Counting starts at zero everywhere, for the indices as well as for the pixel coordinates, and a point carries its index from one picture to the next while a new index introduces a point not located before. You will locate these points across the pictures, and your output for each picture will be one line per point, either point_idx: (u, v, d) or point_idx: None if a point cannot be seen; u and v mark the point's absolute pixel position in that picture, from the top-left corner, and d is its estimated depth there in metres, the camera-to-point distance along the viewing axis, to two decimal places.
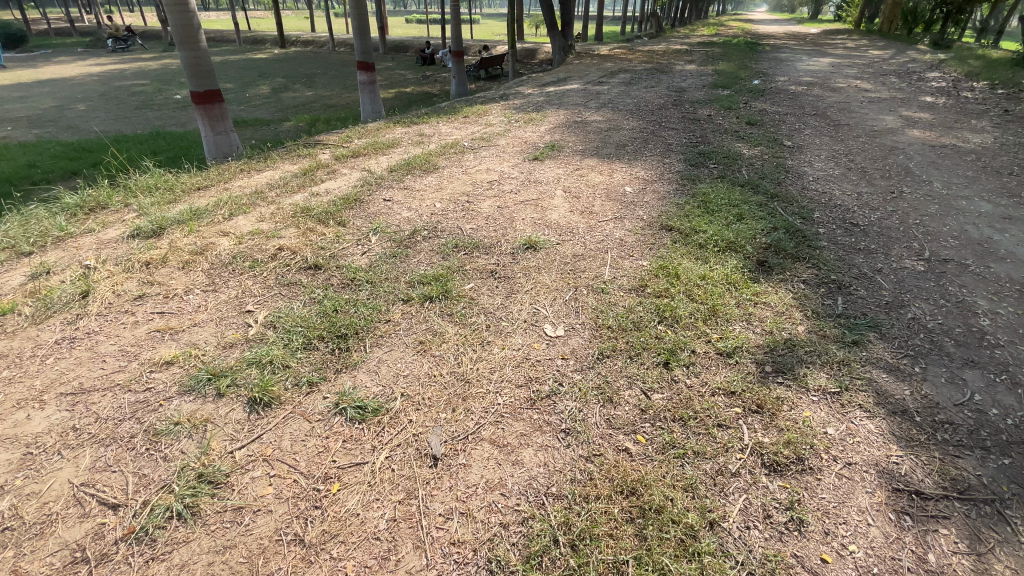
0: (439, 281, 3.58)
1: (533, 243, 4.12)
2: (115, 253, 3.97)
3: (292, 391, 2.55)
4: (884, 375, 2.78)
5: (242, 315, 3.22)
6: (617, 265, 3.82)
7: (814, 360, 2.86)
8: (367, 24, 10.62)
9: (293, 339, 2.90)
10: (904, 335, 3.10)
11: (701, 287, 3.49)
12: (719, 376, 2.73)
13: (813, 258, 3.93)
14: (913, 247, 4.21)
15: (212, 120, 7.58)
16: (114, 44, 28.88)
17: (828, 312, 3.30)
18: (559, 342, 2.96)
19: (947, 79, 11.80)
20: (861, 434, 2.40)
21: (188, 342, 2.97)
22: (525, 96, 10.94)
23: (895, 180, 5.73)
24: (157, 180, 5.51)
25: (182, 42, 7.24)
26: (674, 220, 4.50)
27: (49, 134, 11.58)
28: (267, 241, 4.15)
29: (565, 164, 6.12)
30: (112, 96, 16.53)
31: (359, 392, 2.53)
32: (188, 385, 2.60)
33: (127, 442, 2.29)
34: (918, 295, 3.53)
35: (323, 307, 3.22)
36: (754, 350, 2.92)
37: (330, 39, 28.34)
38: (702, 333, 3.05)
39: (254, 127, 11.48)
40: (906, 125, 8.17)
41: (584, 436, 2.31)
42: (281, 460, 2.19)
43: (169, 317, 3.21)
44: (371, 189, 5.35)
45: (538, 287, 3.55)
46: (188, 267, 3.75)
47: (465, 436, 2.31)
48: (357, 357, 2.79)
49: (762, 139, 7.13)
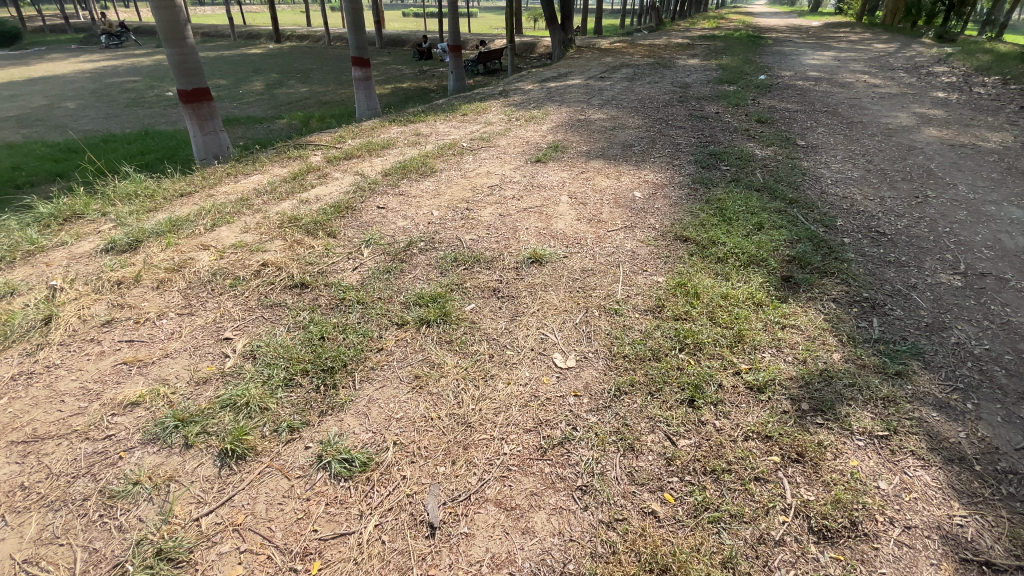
0: (436, 301, 3.27)
1: (538, 256, 3.81)
2: (85, 270, 3.65)
3: (270, 438, 2.26)
4: (934, 414, 2.48)
5: (219, 344, 2.92)
6: (630, 282, 3.52)
7: (854, 395, 2.56)
8: (362, 18, 10.25)
9: (273, 375, 2.60)
10: (951, 365, 2.81)
11: (724, 308, 3.18)
12: (752, 417, 2.43)
13: (842, 272, 3.63)
14: (947, 259, 3.91)
15: (201, 120, 7.23)
16: (106, 40, 28.35)
17: (865, 337, 3.00)
18: (570, 375, 2.66)
19: (957, 73, 11.49)
20: (918, 489, 2.11)
21: (157, 378, 2.67)
22: (525, 93, 10.57)
23: (918, 183, 5.42)
24: (138, 186, 5.18)
25: (167, 39, 6.87)
26: (690, 230, 4.19)
27: (36, 134, 11.22)
28: (251, 256, 3.83)
29: (569, 168, 5.79)
30: (102, 93, 16.11)
31: (346, 441, 2.23)
32: (153, 433, 2.30)
33: (79, 507, 2.02)
34: (959, 316, 3.23)
35: (309, 335, 2.91)
36: (788, 384, 2.62)
37: (325, 32, 27.82)
38: (729, 363, 2.75)
39: (246, 126, 11.09)
40: (921, 123, 7.86)
41: (603, 495, 2.03)
42: (254, 530, 1.90)
43: (138, 347, 2.91)
44: (364, 195, 5.02)
45: (545, 307, 3.25)
46: (163, 287, 3.44)
47: (467, 496, 2.01)
48: (344, 397, 2.48)
49: (775, 139, 6.81)
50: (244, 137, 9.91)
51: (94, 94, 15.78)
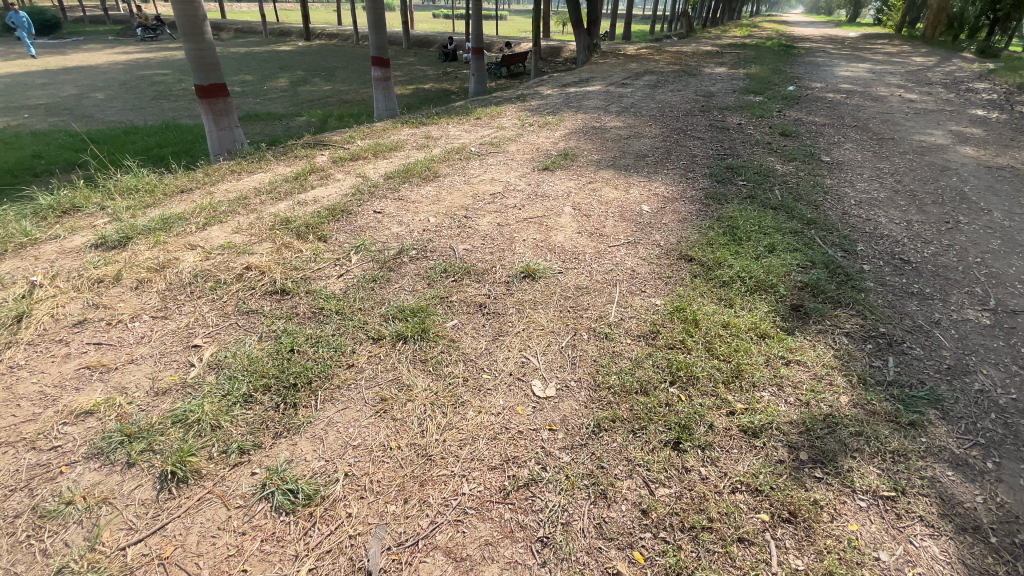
0: (416, 316, 3.10)
1: (531, 270, 3.62)
2: (69, 266, 3.60)
3: (216, 460, 2.12)
4: (948, 473, 2.23)
5: (186, 351, 2.80)
6: (626, 303, 3.31)
7: (860, 447, 2.32)
8: (382, 19, 10.21)
9: (233, 389, 2.46)
10: (972, 416, 2.53)
11: (724, 338, 2.95)
12: (742, 465, 2.20)
13: (858, 303, 3.36)
14: (976, 293, 3.59)
15: (216, 115, 7.22)
16: (143, 33, 29.16)
17: (877, 379, 2.74)
18: (547, 407, 2.46)
19: (999, 90, 10.94)
20: (923, 563, 1.87)
21: (116, 386, 2.56)
22: (543, 98, 10.38)
23: (949, 207, 5.07)
24: (140, 181, 5.17)
25: (186, 33, 6.86)
26: (695, 249, 3.96)
27: (63, 123, 11.47)
28: (236, 258, 3.73)
29: (577, 177, 5.59)
30: (132, 85, 16.48)
31: (294, 469, 2.08)
32: (99, 447, 2.20)
33: (7, 525, 1.90)
34: (985, 359, 2.94)
35: (278, 347, 2.77)
36: (787, 430, 2.39)
37: (354, 32, 28.12)
38: (723, 402, 2.52)
39: (265, 122, 11.15)
40: (957, 141, 7.44)
41: (564, 550, 1.83)
42: (180, 565, 1.76)
43: (105, 350, 2.81)
44: (362, 198, 4.90)
45: (531, 327, 3.06)
46: (142, 287, 3.36)
47: (414, 542, 1.84)
48: (303, 418, 2.33)
49: (797, 154, 6.50)
50: (260, 134, 9.96)
51: (123, 86, 16.16)
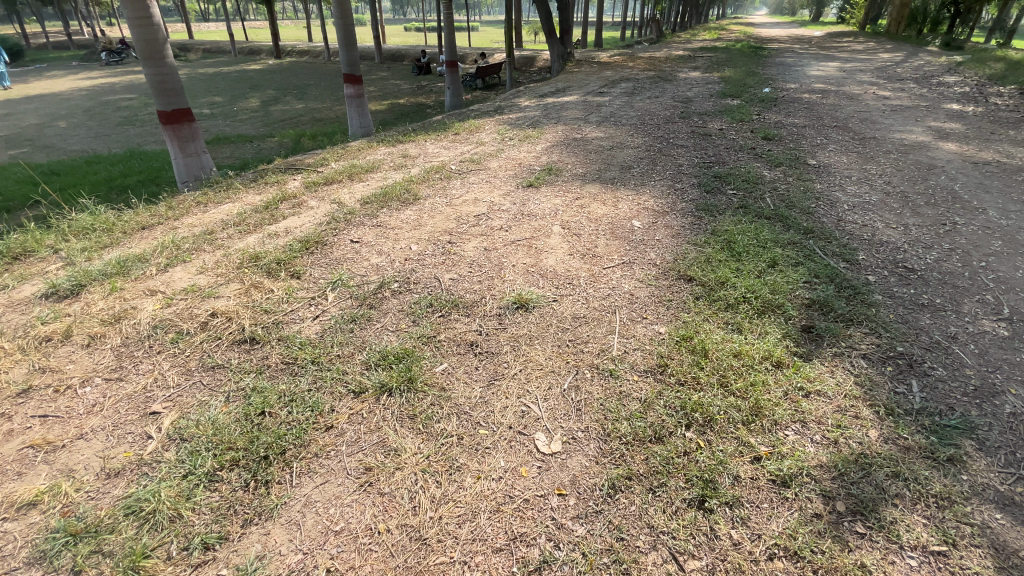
0: (402, 362, 2.82)
1: (524, 301, 3.37)
2: (15, 323, 3.25)
3: (175, 560, 1.83)
4: (998, 516, 2.02)
5: (144, 421, 2.48)
6: (628, 333, 3.07)
7: (900, 492, 2.11)
8: (352, 34, 9.93)
9: (195, 467, 2.15)
10: (1009, 444, 2.33)
11: (737, 370, 2.73)
12: (777, 524, 1.98)
13: (871, 321, 3.17)
14: (988, 301, 3.43)
15: (181, 141, 6.83)
16: (107, 57, 28.45)
17: (905, 408, 2.53)
18: (554, 466, 2.21)
19: (969, 83, 11.08)
20: None
21: (62, 469, 2.22)
22: (521, 110, 10.20)
23: (944, 208, 4.97)
24: (96, 219, 4.80)
25: (146, 58, 6.49)
26: (695, 268, 3.75)
27: (21, 155, 10.93)
28: (201, 303, 3.41)
29: (563, 193, 5.38)
30: (96, 111, 15.90)
31: (267, 568, 1.79)
32: (39, 551, 1.87)
33: None
34: (1010, 376, 2.75)
35: (247, 410, 2.47)
36: (818, 476, 2.17)
37: (325, 48, 27.77)
38: (746, 447, 2.29)
39: (234, 146, 10.75)
40: (938, 138, 7.41)
41: None
42: None
43: (50, 425, 2.47)
44: (338, 227, 4.61)
45: (529, 368, 2.80)
46: (96, 344, 3.03)
47: None
48: (276, 499, 2.04)
49: (783, 158, 6.39)
50: (231, 158, 9.57)
51: (86, 112, 15.60)
